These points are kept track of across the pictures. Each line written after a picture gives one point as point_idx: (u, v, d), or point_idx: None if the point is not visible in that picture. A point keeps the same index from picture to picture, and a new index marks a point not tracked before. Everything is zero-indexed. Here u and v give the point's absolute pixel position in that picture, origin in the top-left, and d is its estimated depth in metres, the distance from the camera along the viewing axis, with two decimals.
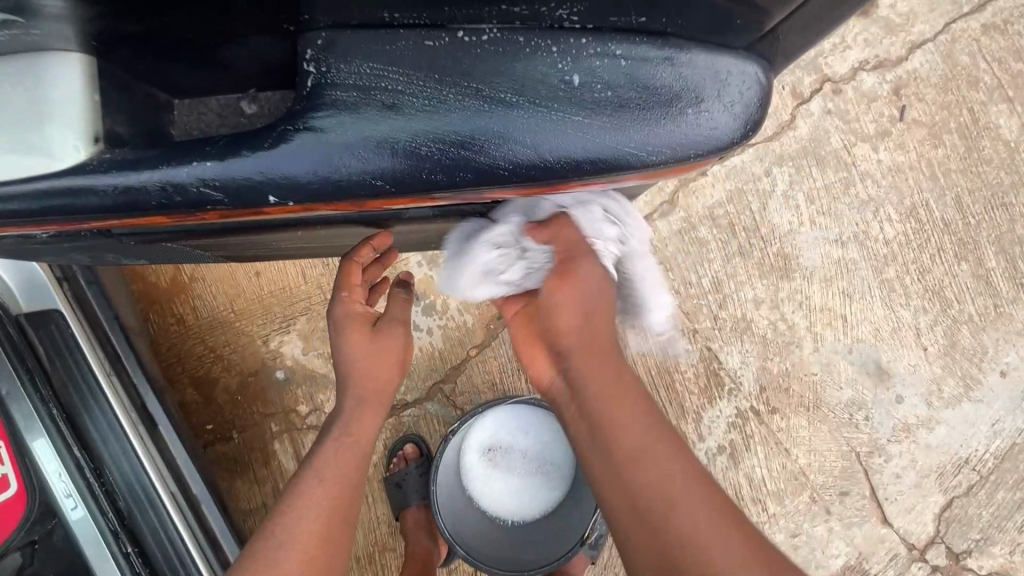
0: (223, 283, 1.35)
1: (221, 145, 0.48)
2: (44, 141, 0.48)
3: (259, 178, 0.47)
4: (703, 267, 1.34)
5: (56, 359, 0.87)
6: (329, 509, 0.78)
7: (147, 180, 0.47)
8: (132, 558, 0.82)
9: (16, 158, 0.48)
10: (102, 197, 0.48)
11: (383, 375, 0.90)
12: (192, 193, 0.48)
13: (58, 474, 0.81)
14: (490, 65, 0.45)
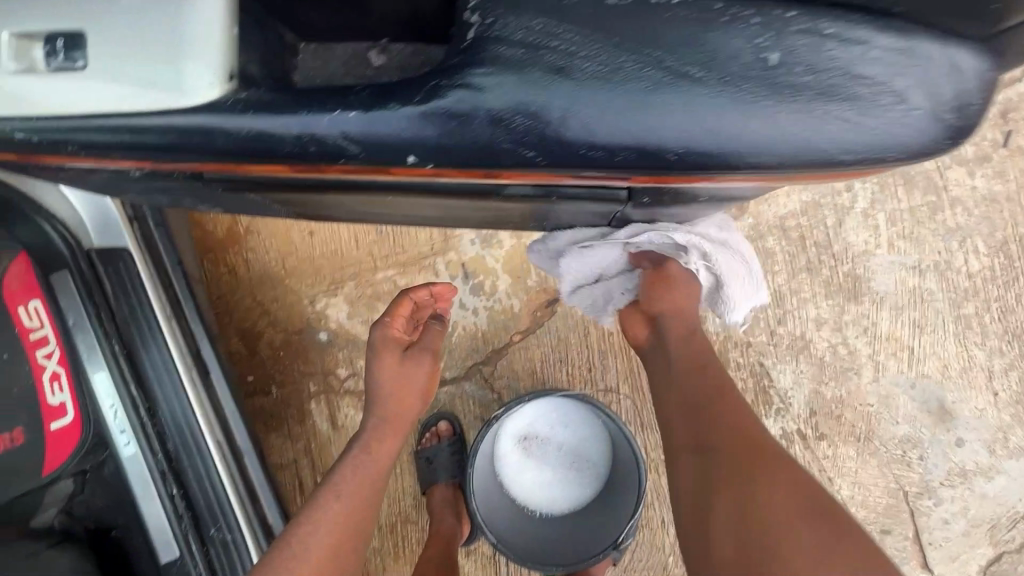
0: (277, 239, 1.36)
1: (362, 93, 0.50)
2: (179, 74, 0.47)
3: (401, 138, 0.49)
4: (766, 279, 1.29)
5: (121, 297, 0.88)
6: (342, 526, 0.78)
7: (281, 129, 0.49)
8: (176, 501, 0.84)
9: (150, 90, 0.47)
10: (232, 138, 0.49)
11: (408, 401, 0.91)
12: (329, 144, 0.50)
13: (114, 409, 0.83)
14: (671, 36, 0.47)
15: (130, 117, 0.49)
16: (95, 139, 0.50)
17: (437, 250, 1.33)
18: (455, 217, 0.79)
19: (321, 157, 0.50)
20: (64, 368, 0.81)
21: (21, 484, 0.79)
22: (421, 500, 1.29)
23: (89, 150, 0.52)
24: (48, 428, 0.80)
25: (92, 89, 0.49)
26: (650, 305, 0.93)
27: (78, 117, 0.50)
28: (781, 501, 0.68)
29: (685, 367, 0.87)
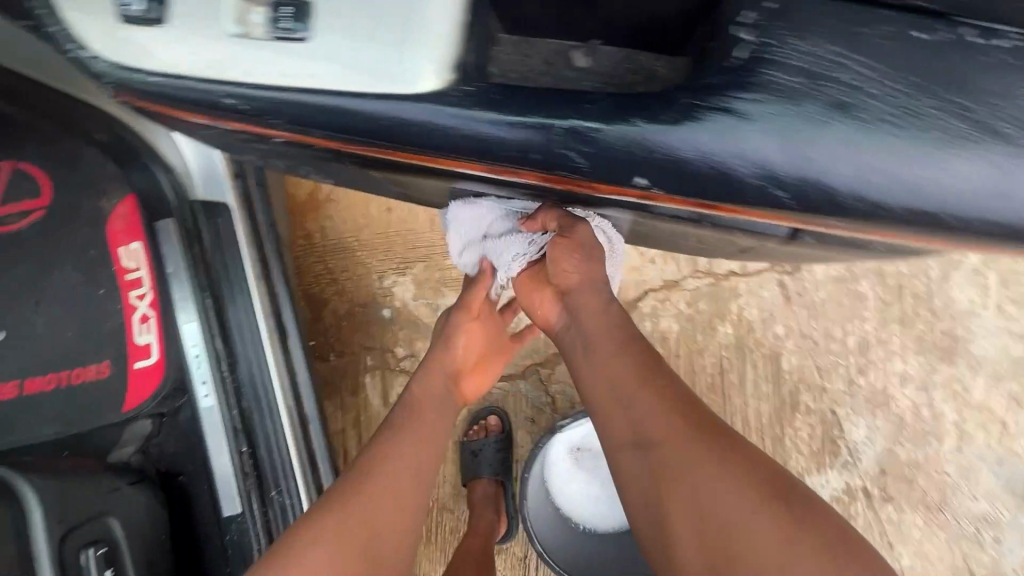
0: (355, 211, 1.37)
1: (582, 104, 0.49)
2: (410, 64, 0.47)
3: (639, 153, 0.50)
4: (852, 324, 1.22)
5: (217, 251, 0.91)
6: (375, 509, 0.69)
7: (495, 131, 0.50)
8: (244, 458, 0.85)
9: (375, 74, 0.48)
10: (441, 133, 0.51)
11: (470, 352, 1.00)
12: (553, 152, 0.51)
13: (199, 360, 0.84)
14: (967, 84, 0.46)
15: (341, 101, 0.50)
16: (293, 115, 0.51)
17: None
18: (584, 220, 0.82)
19: (515, 155, 0.52)
20: (152, 311, 0.91)
21: (109, 411, 0.90)
22: (460, 491, 1.29)
23: (291, 125, 0.53)
24: (134, 366, 0.90)
25: (315, 66, 0.49)
26: (560, 279, 0.85)
27: (287, 93, 0.50)
28: (727, 494, 0.59)
29: (602, 351, 0.78)
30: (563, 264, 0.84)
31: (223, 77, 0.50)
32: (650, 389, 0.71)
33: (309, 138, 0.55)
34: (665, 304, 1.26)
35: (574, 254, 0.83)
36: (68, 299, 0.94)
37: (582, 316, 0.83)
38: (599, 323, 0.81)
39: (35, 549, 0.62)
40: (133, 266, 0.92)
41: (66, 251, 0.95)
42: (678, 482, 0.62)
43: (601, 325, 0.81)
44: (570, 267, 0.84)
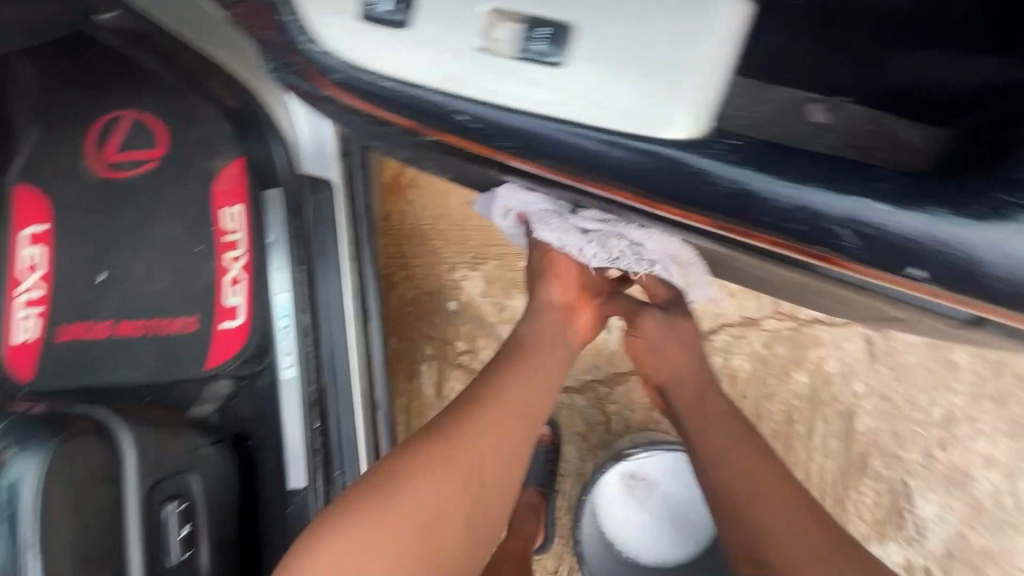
0: (436, 199, 1.37)
1: (722, 151, 0.51)
2: (665, 106, 0.51)
3: (917, 241, 0.47)
4: (942, 395, 1.14)
5: (317, 227, 0.92)
6: (473, 467, 0.68)
7: (730, 180, 0.51)
8: (314, 434, 0.87)
9: (627, 112, 0.52)
10: (680, 176, 0.52)
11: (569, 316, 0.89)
12: (815, 222, 0.49)
13: (287, 330, 0.88)
14: None
15: (584, 131, 0.54)
16: (535, 142, 0.56)
17: None
18: (771, 282, 0.78)
19: (768, 219, 0.50)
20: (244, 274, 0.94)
21: (194, 367, 0.93)
22: None
23: (531, 152, 0.57)
24: (221, 326, 0.93)
25: (571, 90, 0.53)
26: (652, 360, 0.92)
27: (539, 117, 0.54)
28: (773, 524, 0.71)
29: (689, 397, 0.87)
30: (646, 328, 0.91)
31: (477, 97, 0.56)
32: (735, 444, 0.80)
33: (514, 157, 0.59)
34: (739, 341, 1.21)
35: (660, 320, 0.91)
36: (167, 250, 0.97)
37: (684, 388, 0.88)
38: (689, 381, 0.88)
39: (124, 497, 0.65)
40: (233, 228, 0.95)
41: (169, 205, 0.98)
42: (730, 500, 0.76)
43: (694, 386, 0.88)
44: (651, 331, 0.91)
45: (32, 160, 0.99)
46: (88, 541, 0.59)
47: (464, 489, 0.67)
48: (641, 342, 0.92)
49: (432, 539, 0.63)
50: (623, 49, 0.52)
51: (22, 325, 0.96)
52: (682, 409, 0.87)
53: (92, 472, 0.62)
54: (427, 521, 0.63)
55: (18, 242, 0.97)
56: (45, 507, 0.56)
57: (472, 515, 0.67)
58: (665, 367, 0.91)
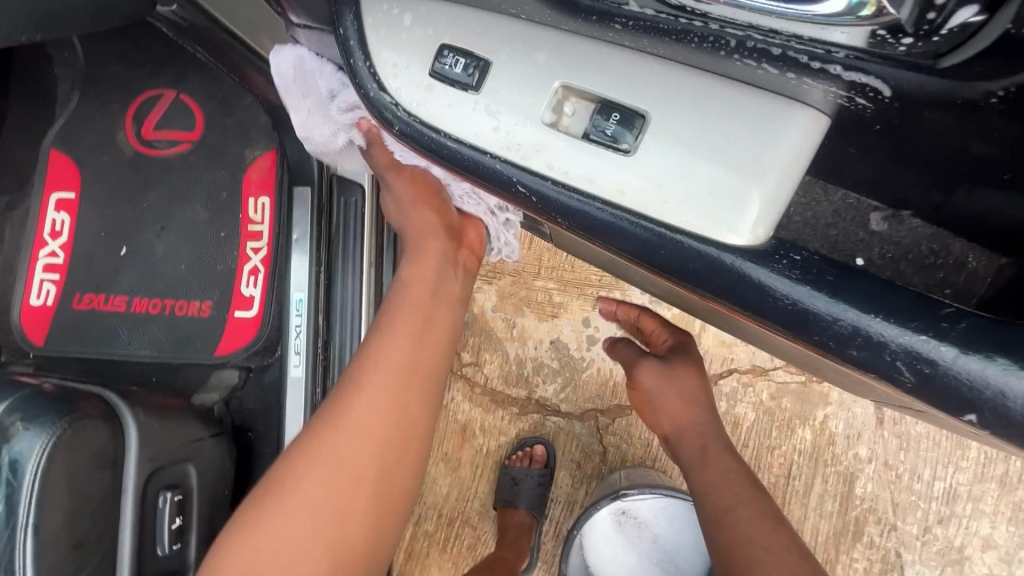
0: None
1: (786, 265, 0.44)
2: (732, 210, 0.45)
3: (999, 401, 0.38)
4: (946, 470, 1.12)
5: (341, 230, 0.93)
6: (371, 399, 0.70)
7: (786, 293, 0.44)
8: None
9: (689, 208, 0.46)
10: (730, 280, 0.46)
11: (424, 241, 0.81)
12: (876, 354, 0.41)
13: (298, 330, 0.90)
14: None
15: (636, 219, 0.47)
16: (579, 219, 0.49)
17: (605, 285, 1.29)
18: (804, 361, 0.73)
19: (824, 343, 0.44)
20: (263, 266, 0.95)
21: (203, 352, 0.93)
22: (487, 510, 1.30)
23: (574, 227, 0.51)
24: (234, 314, 0.94)
25: (627, 178, 0.48)
26: (654, 414, 0.93)
27: (586, 198, 0.48)
28: None
29: (697, 450, 0.86)
30: (654, 377, 0.92)
31: (526, 163, 0.50)
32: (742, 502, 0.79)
33: (553, 224, 0.53)
34: (747, 390, 1.20)
35: (665, 369, 0.93)
36: (190, 234, 0.97)
37: (686, 442, 0.88)
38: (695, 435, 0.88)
39: (123, 483, 0.65)
40: (258, 219, 0.96)
41: (197, 189, 0.98)
42: (744, 561, 0.73)
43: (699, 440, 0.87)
44: (656, 380, 0.92)
45: (69, 128, 1.00)
46: (86, 523, 0.60)
47: (362, 425, 0.68)
48: (644, 396, 0.94)
49: (357, 511, 0.67)
50: (691, 138, 0.47)
51: (39, 289, 0.97)
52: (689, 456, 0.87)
53: (96, 457, 0.62)
54: (369, 454, 0.68)
55: (47, 207, 0.99)
56: (46, 490, 0.56)
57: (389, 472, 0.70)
58: (672, 420, 0.90)
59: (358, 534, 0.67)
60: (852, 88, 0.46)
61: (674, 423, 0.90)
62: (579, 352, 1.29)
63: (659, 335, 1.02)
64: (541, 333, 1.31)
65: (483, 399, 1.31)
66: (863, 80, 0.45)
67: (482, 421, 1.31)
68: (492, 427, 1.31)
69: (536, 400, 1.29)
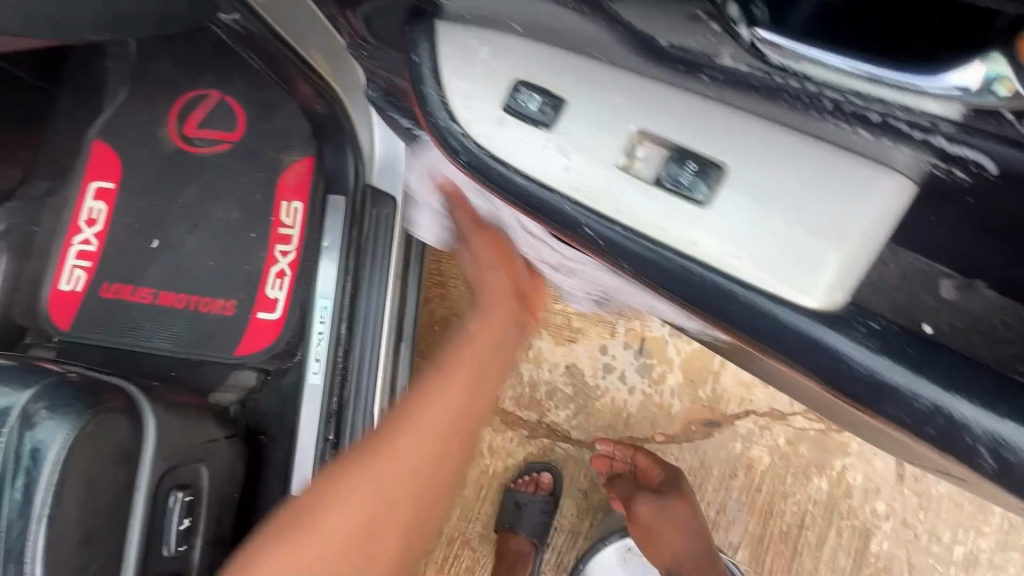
0: None
1: (865, 334, 0.44)
2: (806, 276, 0.46)
3: None
4: (966, 533, 1.08)
5: (370, 242, 0.94)
6: (416, 460, 0.60)
7: (860, 360, 0.44)
8: (327, 445, 0.89)
9: (761, 271, 0.46)
10: (798, 341, 0.45)
11: (495, 278, 0.73)
12: (955, 434, 0.41)
13: (320, 337, 0.90)
14: None
15: (707, 274, 0.48)
16: (649, 264, 0.50)
17: (625, 314, 1.27)
18: (832, 408, 0.73)
19: (903, 417, 0.42)
20: (289, 270, 0.95)
21: (222, 352, 0.93)
22: (488, 533, 1.27)
23: (642, 272, 0.51)
24: (257, 315, 0.94)
25: (701, 232, 0.48)
26: (653, 544, 1.10)
27: (659, 249, 0.49)
28: None
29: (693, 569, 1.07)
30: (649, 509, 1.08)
31: (598, 208, 0.51)
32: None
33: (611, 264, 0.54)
34: (764, 433, 1.18)
35: (659, 502, 1.09)
36: (221, 232, 0.98)
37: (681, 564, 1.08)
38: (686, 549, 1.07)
39: (138, 479, 0.64)
40: (289, 222, 0.97)
41: (232, 189, 0.99)
42: None
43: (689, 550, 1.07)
44: (653, 515, 1.08)
45: (115, 120, 1.03)
46: (99, 519, 0.59)
47: (393, 469, 0.59)
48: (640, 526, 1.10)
49: (405, 511, 0.59)
50: (769, 201, 0.48)
51: (69, 275, 0.98)
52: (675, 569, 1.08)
53: (114, 451, 0.62)
54: (409, 488, 0.59)
55: (85, 195, 1.01)
56: (63, 483, 0.56)
57: (458, 473, 0.64)
58: (670, 548, 1.08)
59: (416, 532, 0.61)
60: (950, 159, 0.44)
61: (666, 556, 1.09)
62: (593, 380, 1.27)
63: (651, 470, 1.13)
64: (557, 356, 1.29)
65: (494, 419, 1.30)
66: (964, 153, 0.43)
67: (490, 441, 1.30)
68: (500, 448, 1.29)
69: (547, 425, 1.27)
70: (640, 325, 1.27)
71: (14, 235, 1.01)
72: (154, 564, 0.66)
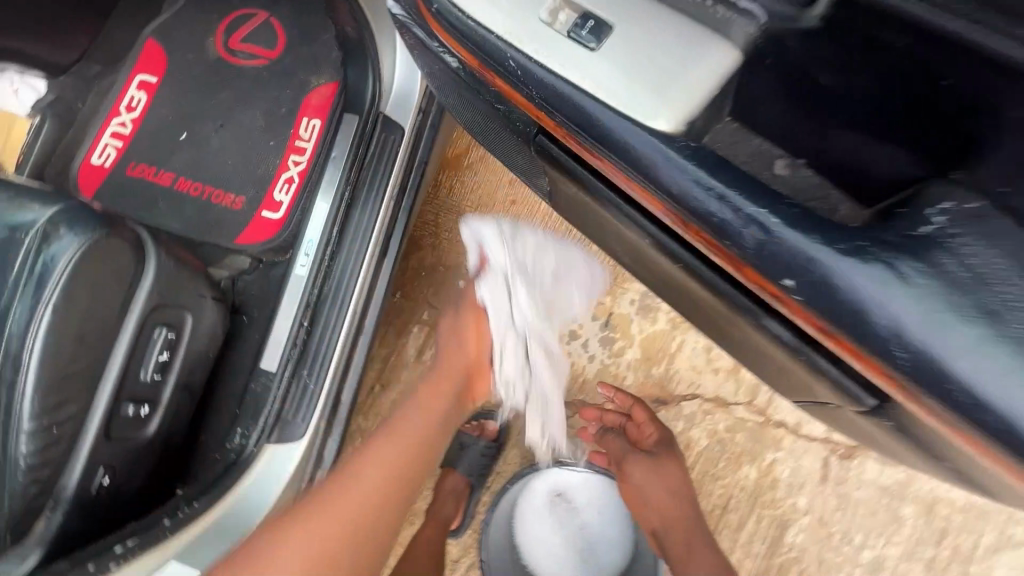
0: (484, 186, 1.46)
1: (728, 174, 0.45)
2: (653, 104, 0.48)
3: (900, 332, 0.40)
4: (877, 539, 1.15)
5: (373, 159, 1.01)
6: (382, 480, 0.87)
7: (722, 196, 0.45)
8: (299, 333, 0.94)
9: (626, 99, 0.49)
10: (671, 170, 0.46)
11: (456, 369, 1.07)
12: (794, 270, 0.42)
13: (314, 233, 0.99)
14: None
15: (593, 107, 0.49)
16: (554, 98, 0.51)
17: (599, 289, 1.36)
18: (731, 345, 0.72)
19: (749, 248, 0.44)
20: (297, 177, 1.05)
21: (223, 238, 1.03)
22: (435, 468, 1.35)
23: (545, 102, 0.51)
24: (261, 213, 1.04)
25: (587, 70, 0.50)
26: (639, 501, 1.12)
27: (562, 84, 0.50)
28: None
29: (679, 535, 1.07)
30: (641, 466, 1.14)
31: (521, 46, 0.52)
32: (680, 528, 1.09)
33: (527, 110, 0.54)
34: (706, 417, 1.25)
35: (653, 464, 1.14)
36: (243, 136, 1.09)
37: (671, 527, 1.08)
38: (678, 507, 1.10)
39: (133, 305, 0.74)
40: (306, 137, 1.07)
41: (260, 99, 1.10)
42: None
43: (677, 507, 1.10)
44: (645, 472, 1.13)
45: (169, 23, 1.14)
46: (95, 323, 0.69)
47: (347, 487, 0.84)
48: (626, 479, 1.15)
49: (337, 543, 0.78)
50: (632, 48, 0.50)
51: (102, 151, 1.09)
52: (660, 521, 1.09)
53: (116, 274, 0.71)
54: (367, 512, 0.82)
55: (130, 84, 1.12)
56: (71, 280, 0.66)
57: (405, 493, 0.88)
58: (658, 509, 1.10)
59: (360, 540, 0.80)
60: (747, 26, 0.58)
61: (656, 518, 1.10)
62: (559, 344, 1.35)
63: (643, 428, 1.19)
64: None
65: None
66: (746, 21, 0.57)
67: None
68: None
69: None
70: (610, 301, 1.36)
71: (59, 106, 1.11)
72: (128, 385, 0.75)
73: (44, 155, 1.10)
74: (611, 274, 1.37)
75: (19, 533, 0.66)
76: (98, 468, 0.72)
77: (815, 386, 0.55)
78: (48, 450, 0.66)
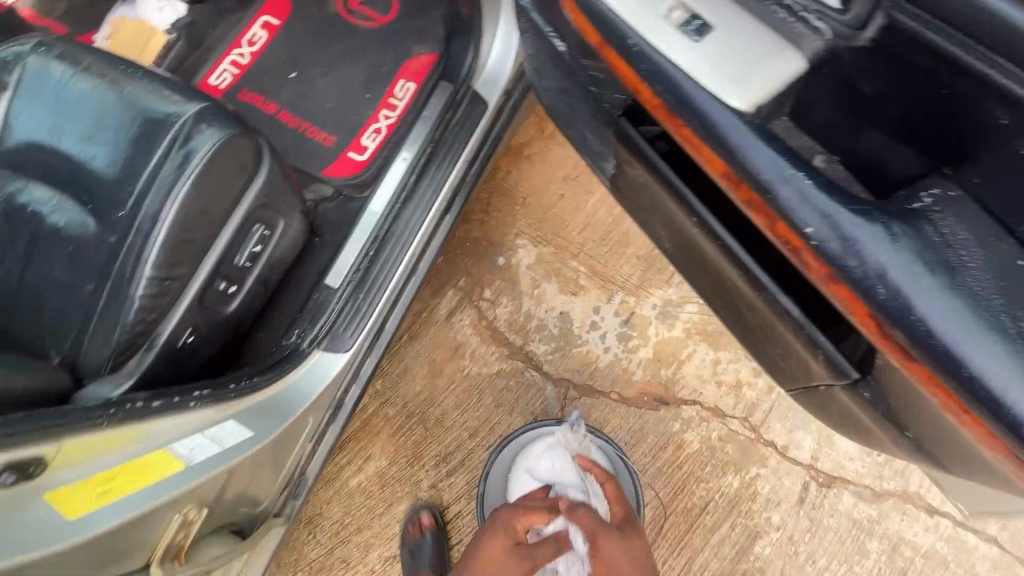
0: (539, 177, 1.58)
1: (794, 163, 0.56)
2: (737, 88, 0.57)
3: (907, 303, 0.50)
4: (839, 564, 1.22)
5: (457, 125, 1.14)
6: None
7: (787, 174, 0.55)
8: (364, 259, 1.06)
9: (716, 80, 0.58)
10: (748, 146, 0.56)
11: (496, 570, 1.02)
12: (833, 244, 0.53)
13: (393, 179, 1.12)
14: None
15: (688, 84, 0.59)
16: (656, 76, 0.61)
17: (625, 290, 1.47)
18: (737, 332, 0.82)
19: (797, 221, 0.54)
20: (385, 128, 1.18)
21: (312, 168, 1.17)
22: (443, 420, 1.45)
23: (649, 78, 0.61)
24: (348, 153, 1.17)
25: (688, 56, 0.59)
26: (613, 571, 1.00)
27: (667, 65, 0.60)
28: None
29: None
30: (610, 547, 1.00)
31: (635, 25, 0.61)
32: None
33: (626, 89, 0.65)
34: (701, 423, 1.34)
35: (622, 537, 1.03)
36: (345, 84, 1.23)
37: None
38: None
39: (245, 197, 0.87)
40: (399, 96, 1.20)
41: (366, 56, 1.24)
42: None
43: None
44: (617, 552, 1.00)
45: None
46: (215, 207, 0.82)
47: None
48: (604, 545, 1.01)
49: None
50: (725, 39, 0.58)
51: (220, 74, 1.24)
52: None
53: (238, 167, 0.84)
54: None
55: (255, 22, 1.27)
56: (207, 167, 0.79)
57: None
58: None
59: None
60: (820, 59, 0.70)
61: None
62: (579, 331, 1.45)
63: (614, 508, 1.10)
64: (556, 301, 1.49)
65: (484, 331, 1.50)
66: None
67: (474, 348, 1.49)
68: (480, 357, 1.48)
69: (526, 352, 1.46)
70: (634, 302, 1.46)
71: (191, 29, 1.26)
72: (224, 266, 0.88)
73: (170, 68, 1.24)
74: (639, 279, 1.48)
75: (116, 365, 0.79)
76: (185, 328, 0.85)
77: (812, 365, 0.65)
78: (158, 298, 0.79)
